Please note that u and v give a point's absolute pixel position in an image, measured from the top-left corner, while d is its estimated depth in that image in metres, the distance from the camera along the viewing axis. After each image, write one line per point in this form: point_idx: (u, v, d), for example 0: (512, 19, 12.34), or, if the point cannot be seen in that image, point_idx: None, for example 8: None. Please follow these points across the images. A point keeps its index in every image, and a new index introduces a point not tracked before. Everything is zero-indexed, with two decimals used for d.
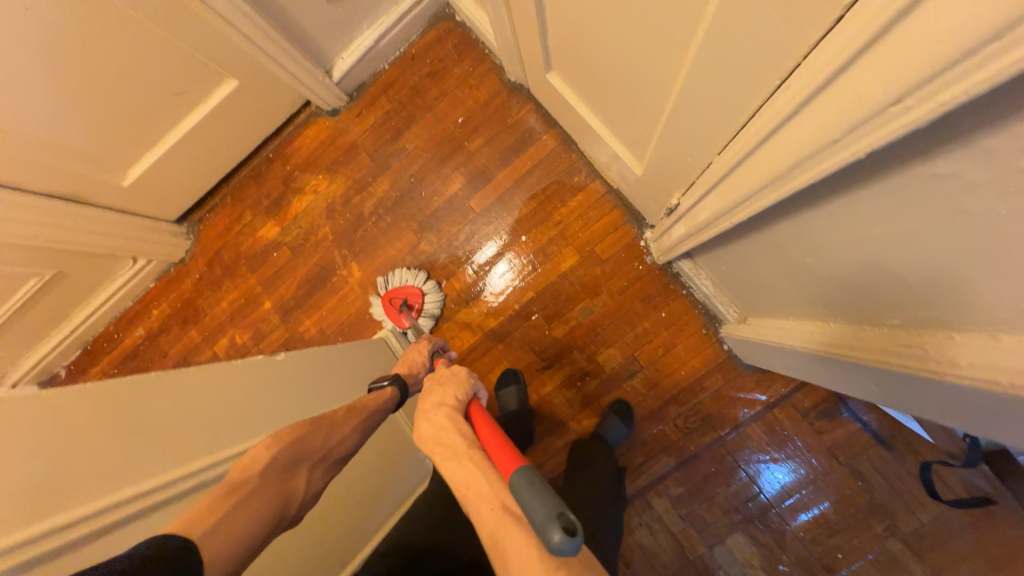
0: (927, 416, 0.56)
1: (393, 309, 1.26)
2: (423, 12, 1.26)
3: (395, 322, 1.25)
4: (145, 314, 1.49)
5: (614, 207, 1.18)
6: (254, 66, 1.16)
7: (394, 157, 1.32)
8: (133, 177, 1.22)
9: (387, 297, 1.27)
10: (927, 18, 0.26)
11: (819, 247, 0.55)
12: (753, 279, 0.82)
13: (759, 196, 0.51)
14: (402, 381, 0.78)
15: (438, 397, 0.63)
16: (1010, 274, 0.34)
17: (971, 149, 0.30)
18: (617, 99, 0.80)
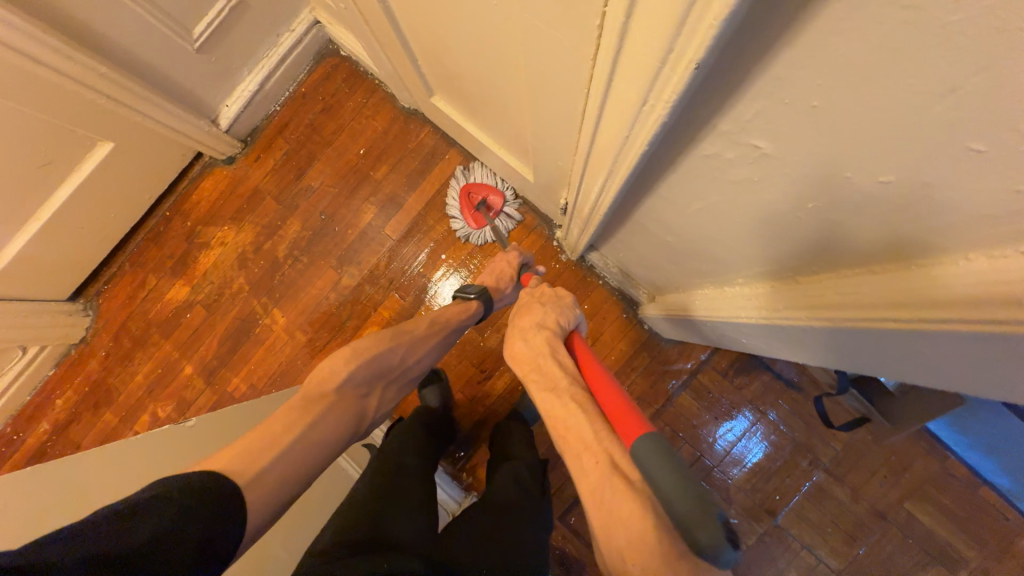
0: (815, 357, 0.62)
1: (469, 204, 1.20)
2: (306, 50, 1.26)
3: (468, 218, 1.20)
4: (47, 406, 1.35)
5: (524, 212, 1.23)
6: (131, 126, 1.09)
7: (301, 197, 1.30)
8: (5, 259, 1.10)
9: (465, 191, 1.21)
10: (645, 21, 0.31)
11: (685, 218, 0.59)
12: (650, 259, 0.88)
13: (609, 180, 0.55)
14: (488, 296, 0.94)
15: (540, 317, 0.76)
16: (834, 210, 0.38)
17: (752, 93, 0.34)
18: (493, 113, 0.84)
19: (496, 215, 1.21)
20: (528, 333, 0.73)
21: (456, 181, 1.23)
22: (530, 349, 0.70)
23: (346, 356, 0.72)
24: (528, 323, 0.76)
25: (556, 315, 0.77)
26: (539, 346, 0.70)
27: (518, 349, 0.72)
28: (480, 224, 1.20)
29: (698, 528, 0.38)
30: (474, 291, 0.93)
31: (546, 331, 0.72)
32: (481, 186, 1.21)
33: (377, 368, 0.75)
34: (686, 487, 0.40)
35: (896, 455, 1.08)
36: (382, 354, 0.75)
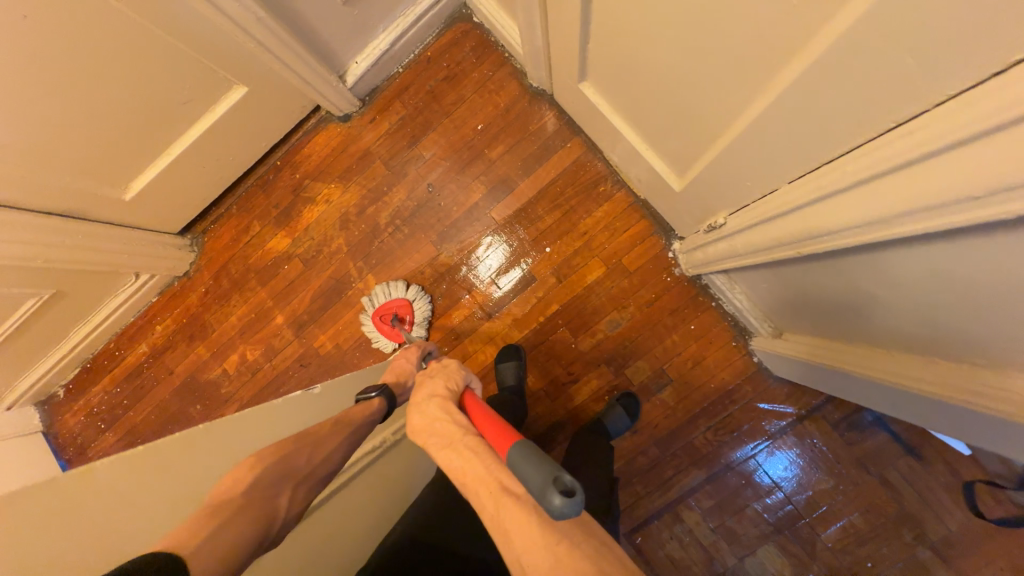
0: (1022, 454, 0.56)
1: (387, 328, 1.24)
2: (441, 13, 1.20)
3: (392, 339, 1.23)
4: (147, 330, 1.43)
5: (642, 217, 1.16)
6: (267, 74, 1.09)
7: (411, 165, 1.27)
8: (136, 188, 1.15)
9: (376, 315, 1.25)
10: None
11: (910, 284, 0.53)
12: (803, 302, 0.81)
13: (806, 244, 0.59)
14: (389, 393, 0.78)
15: (430, 389, 0.68)
16: None
17: None
18: (666, 113, 0.77)
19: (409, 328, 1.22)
20: (422, 405, 0.65)
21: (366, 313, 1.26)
22: (425, 421, 0.62)
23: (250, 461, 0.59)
24: (418, 397, 0.67)
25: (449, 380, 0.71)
26: (434, 414, 0.63)
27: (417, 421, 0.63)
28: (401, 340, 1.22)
29: (550, 496, 0.42)
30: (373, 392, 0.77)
31: (437, 399, 0.66)
32: (382, 308, 1.24)
33: (282, 468, 0.60)
34: (542, 468, 0.44)
35: None
36: (287, 454, 0.61)
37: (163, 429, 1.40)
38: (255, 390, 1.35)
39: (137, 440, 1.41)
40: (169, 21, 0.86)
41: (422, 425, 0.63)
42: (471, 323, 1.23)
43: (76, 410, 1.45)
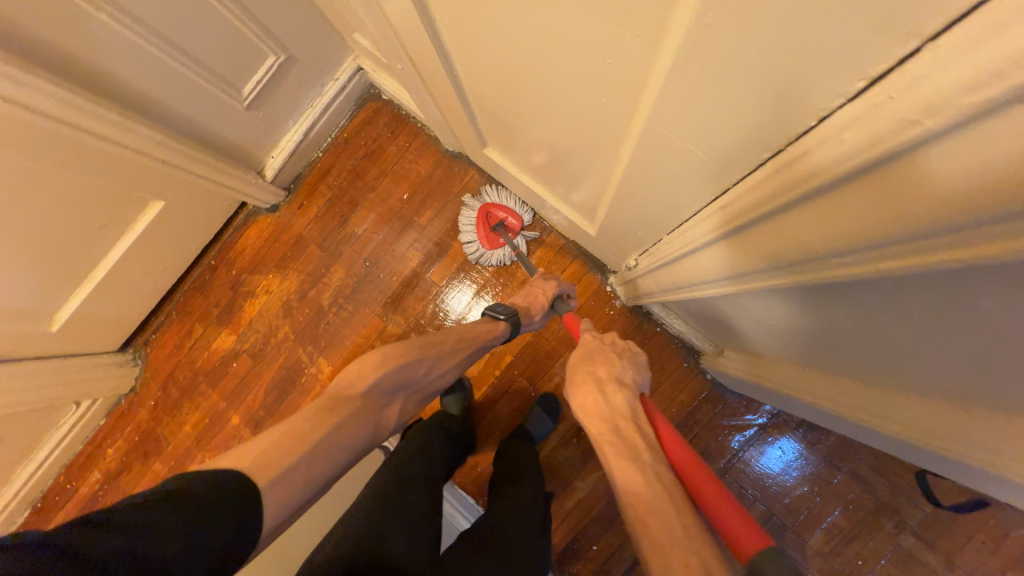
0: None
1: (487, 223, 1.18)
2: (349, 97, 1.24)
3: (484, 236, 1.18)
4: (98, 455, 1.36)
5: (575, 256, 1.19)
6: (184, 185, 1.09)
7: (345, 243, 1.28)
8: (61, 321, 1.10)
9: (483, 209, 1.18)
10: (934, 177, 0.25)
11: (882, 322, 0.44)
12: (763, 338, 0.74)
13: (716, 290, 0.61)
14: (516, 319, 0.91)
15: (617, 372, 0.72)
16: None
17: None
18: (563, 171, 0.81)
19: (513, 235, 1.18)
20: (603, 388, 0.69)
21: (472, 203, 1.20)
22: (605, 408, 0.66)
23: (375, 363, 0.72)
24: (605, 376, 0.71)
25: (631, 371, 0.74)
26: (618, 406, 0.65)
27: (592, 403, 0.67)
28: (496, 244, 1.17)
29: None
30: (502, 314, 0.92)
31: (624, 388, 0.68)
32: (493, 207, 1.19)
33: (400, 379, 0.73)
34: None
35: (994, 520, 0.98)
36: (405, 369, 0.74)
37: None
38: None
39: None
40: (69, 162, 0.84)
41: (599, 409, 0.66)
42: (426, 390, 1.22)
43: None
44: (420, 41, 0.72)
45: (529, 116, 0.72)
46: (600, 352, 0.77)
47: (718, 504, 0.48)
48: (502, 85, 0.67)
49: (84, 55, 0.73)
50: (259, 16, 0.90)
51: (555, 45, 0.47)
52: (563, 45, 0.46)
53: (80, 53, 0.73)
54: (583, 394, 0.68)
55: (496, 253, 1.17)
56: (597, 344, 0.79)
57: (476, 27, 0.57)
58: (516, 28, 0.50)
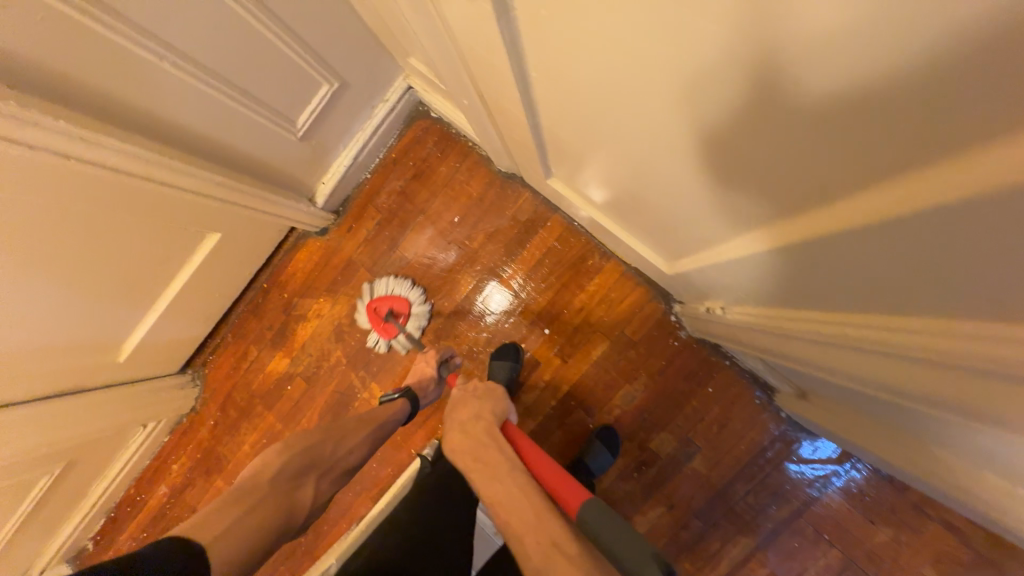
0: None
1: (377, 318, 1.21)
2: (398, 116, 1.20)
3: (379, 332, 1.21)
4: (164, 470, 1.42)
5: (636, 283, 1.13)
6: (238, 217, 1.08)
7: (395, 267, 1.26)
8: (128, 351, 1.12)
9: (371, 307, 1.21)
10: None
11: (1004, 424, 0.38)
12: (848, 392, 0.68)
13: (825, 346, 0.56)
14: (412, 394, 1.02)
15: (476, 412, 0.85)
16: None
17: None
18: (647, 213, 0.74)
19: (404, 321, 1.21)
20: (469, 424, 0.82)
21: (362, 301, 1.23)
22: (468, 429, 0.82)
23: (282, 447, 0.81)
24: (463, 417, 0.84)
25: (491, 407, 0.87)
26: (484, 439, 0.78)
27: (457, 439, 0.80)
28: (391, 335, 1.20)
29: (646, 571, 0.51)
30: (398, 392, 1.01)
31: (482, 421, 0.82)
32: (380, 299, 1.21)
33: (308, 459, 0.80)
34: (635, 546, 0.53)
35: None
36: (312, 445, 0.82)
37: None
38: None
39: None
40: (128, 207, 0.82)
41: (465, 442, 0.79)
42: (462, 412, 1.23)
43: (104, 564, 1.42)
44: (494, 82, 0.67)
45: (616, 162, 0.65)
46: (466, 399, 0.90)
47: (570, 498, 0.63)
48: (591, 131, 0.61)
49: (144, 102, 0.71)
50: (315, 45, 0.86)
51: (694, 114, 0.41)
52: (705, 116, 0.40)
53: (140, 100, 0.70)
54: (451, 434, 0.82)
55: (396, 341, 1.22)
56: (463, 394, 0.92)
57: (577, 83, 0.51)
58: (639, 91, 0.44)
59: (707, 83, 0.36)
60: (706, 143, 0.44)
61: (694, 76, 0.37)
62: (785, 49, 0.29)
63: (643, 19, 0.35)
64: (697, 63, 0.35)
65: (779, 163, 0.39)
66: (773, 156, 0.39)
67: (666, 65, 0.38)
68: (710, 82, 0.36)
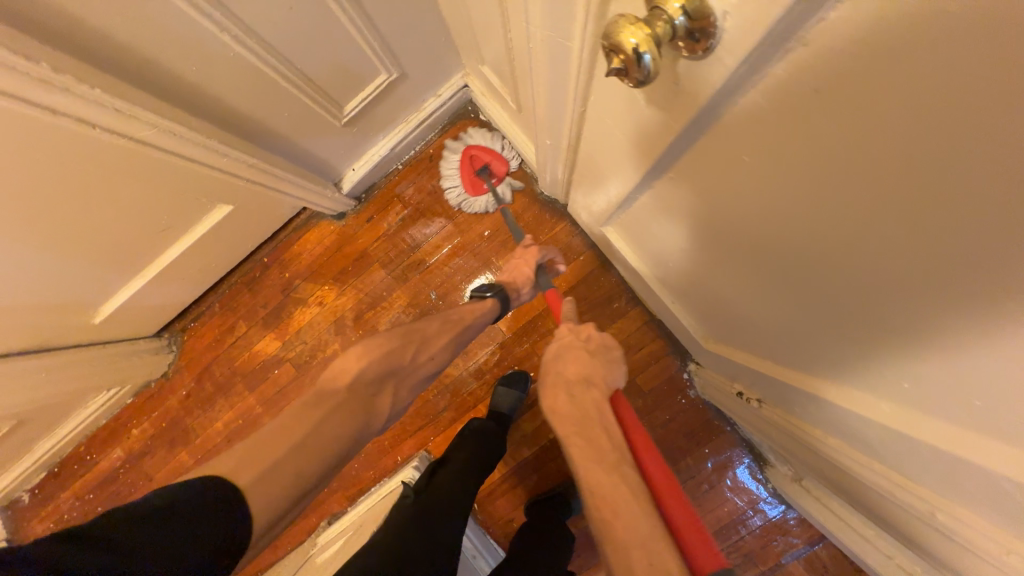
0: None
1: (469, 170, 1.11)
2: (446, 112, 1.12)
3: (466, 183, 1.12)
4: (123, 432, 1.33)
5: (656, 334, 1.13)
6: (256, 194, 0.98)
7: (412, 270, 1.20)
8: (104, 315, 1.02)
9: (466, 154, 1.11)
10: None
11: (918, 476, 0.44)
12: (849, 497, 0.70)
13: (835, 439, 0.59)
14: (504, 296, 0.87)
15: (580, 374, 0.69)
16: None
17: None
18: (709, 297, 0.73)
19: (496, 183, 1.12)
20: (573, 388, 0.68)
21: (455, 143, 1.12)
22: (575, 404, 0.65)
23: (357, 353, 0.66)
24: (572, 375, 0.69)
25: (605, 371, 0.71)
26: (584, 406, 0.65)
27: (561, 404, 0.66)
28: (478, 190, 1.11)
29: None
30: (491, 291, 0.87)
31: (593, 390, 0.66)
32: (484, 150, 1.10)
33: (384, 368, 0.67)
34: None
35: None
36: (390, 356, 0.68)
37: None
38: None
39: None
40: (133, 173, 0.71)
41: (571, 410, 0.65)
42: (455, 400, 1.21)
43: (42, 516, 1.36)
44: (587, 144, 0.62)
45: (695, 252, 0.64)
46: (575, 351, 0.74)
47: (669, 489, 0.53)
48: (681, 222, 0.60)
49: (185, 70, 0.60)
50: (383, 31, 0.76)
51: (783, 244, 0.42)
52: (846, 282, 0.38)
53: (177, 64, 0.59)
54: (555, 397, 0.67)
55: (477, 200, 1.12)
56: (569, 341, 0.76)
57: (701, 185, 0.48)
58: (750, 211, 0.43)
59: (817, 237, 0.37)
60: (788, 270, 0.45)
61: (811, 227, 0.37)
62: (917, 261, 0.30)
63: (825, 179, 0.33)
64: (854, 241, 0.34)
65: (849, 315, 0.41)
66: (847, 309, 0.41)
67: (823, 219, 0.36)
68: (821, 242, 0.38)
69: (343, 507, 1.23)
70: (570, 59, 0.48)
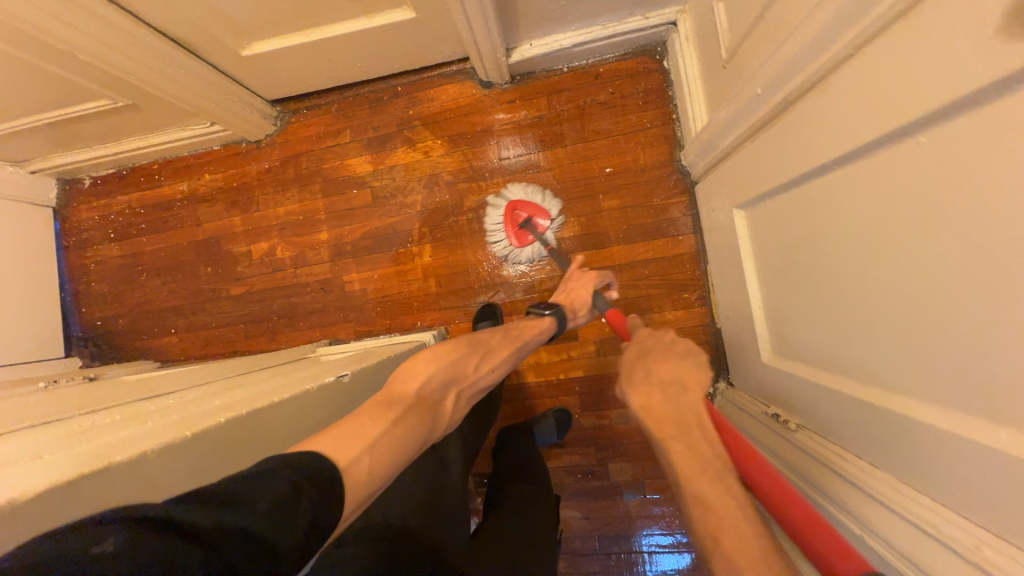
0: None
1: (514, 222, 1.16)
2: (638, 39, 1.10)
3: (513, 237, 1.16)
4: (195, 172, 1.38)
5: (707, 340, 1.12)
6: (441, 10, 0.99)
7: (524, 168, 1.20)
8: (253, 51, 1.04)
9: (510, 207, 1.15)
10: None
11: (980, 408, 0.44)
12: None
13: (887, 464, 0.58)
14: (561, 312, 0.95)
15: (681, 380, 0.67)
16: None
17: None
18: (793, 296, 0.76)
19: (541, 228, 1.15)
20: (669, 391, 0.65)
21: (499, 201, 1.17)
22: (669, 408, 0.63)
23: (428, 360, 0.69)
24: (664, 380, 0.67)
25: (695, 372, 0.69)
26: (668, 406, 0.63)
27: (656, 403, 0.64)
28: (525, 242, 1.15)
29: None
30: (548, 309, 0.95)
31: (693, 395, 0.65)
32: (520, 203, 1.16)
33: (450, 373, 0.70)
34: None
35: None
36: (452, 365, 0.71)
37: (167, 271, 1.40)
38: (269, 284, 1.34)
39: (138, 266, 1.42)
40: None
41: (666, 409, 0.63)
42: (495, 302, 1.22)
43: (92, 206, 1.44)
44: (802, 111, 0.63)
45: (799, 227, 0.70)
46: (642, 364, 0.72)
47: (811, 524, 0.50)
48: (809, 189, 0.65)
49: None
50: None
51: (880, 258, 0.53)
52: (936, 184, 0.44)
53: None
54: (643, 400, 0.64)
55: (528, 249, 1.16)
56: (649, 350, 0.75)
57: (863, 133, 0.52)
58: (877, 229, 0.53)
59: (926, 153, 0.44)
60: (896, 257, 0.51)
61: (953, 205, 0.42)
62: None
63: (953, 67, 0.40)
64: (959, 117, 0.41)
65: (937, 300, 0.46)
66: (923, 218, 0.46)
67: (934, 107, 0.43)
68: (918, 247, 0.47)
69: (349, 338, 1.29)
70: (879, 5, 0.48)
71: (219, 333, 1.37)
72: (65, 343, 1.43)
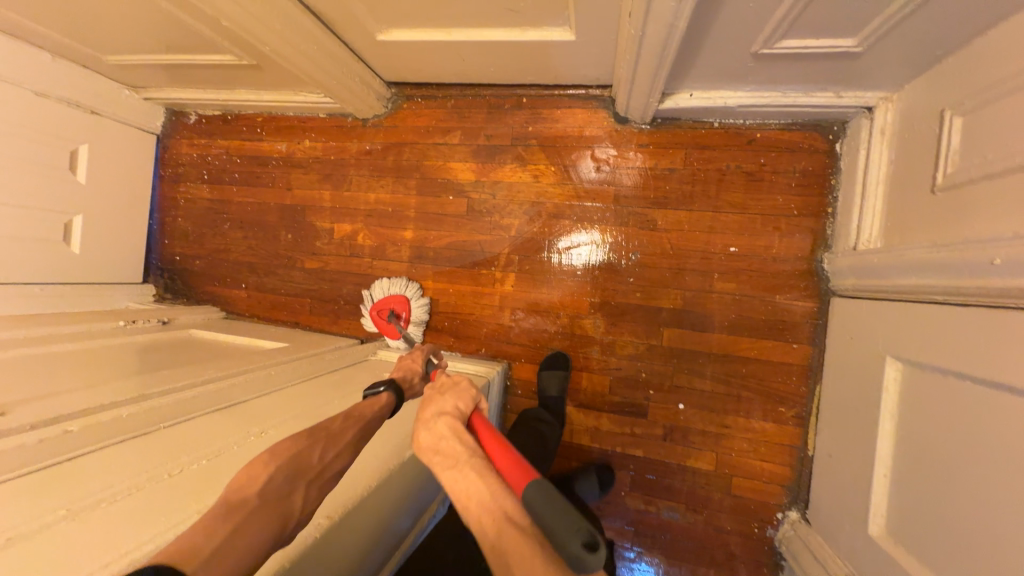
0: None
1: (381, 320, 1.21)
2: (816, 113, 0.94)
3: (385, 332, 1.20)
4: (295, 135, 1.34)
5: (790, 461, 1.01)
6: (605, 38, 0.86)
7: (638, 220, 1.09)
8: (389, 37, 0.96)
9: (375, 309, 1.22)
10: None
11: None
12: None
13: None
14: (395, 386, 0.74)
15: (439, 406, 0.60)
16: None
17: None
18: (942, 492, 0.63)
19: (405, 323, 1.20)
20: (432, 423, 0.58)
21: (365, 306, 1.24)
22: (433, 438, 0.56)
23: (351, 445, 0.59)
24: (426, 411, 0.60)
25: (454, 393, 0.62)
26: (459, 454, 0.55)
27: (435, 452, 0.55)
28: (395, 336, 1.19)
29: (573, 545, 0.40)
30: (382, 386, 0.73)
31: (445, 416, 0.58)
32: (381, 302, 1.22)
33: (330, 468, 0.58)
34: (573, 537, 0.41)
35: None
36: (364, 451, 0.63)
37: (249, 226, 1.40)
38: (343, 268, 1.31)
39: (223, 214, 1.42)
40: None
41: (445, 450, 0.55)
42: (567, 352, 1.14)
43: (193, 143, 1.44)
44: None
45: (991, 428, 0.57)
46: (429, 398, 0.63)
47: (490, 443, 0.54)
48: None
49: None
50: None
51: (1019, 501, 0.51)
52: None
53: None
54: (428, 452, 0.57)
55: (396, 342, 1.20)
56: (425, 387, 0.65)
57: None
58: (950, 434, 0.63)
59: None
60: None
61: None
62: None
63: None
64: None
65: None
66: None
67: None
68: None
69: None
70: None
71: (285, 301, 1.37)
72: (145, 270, 1.47)
